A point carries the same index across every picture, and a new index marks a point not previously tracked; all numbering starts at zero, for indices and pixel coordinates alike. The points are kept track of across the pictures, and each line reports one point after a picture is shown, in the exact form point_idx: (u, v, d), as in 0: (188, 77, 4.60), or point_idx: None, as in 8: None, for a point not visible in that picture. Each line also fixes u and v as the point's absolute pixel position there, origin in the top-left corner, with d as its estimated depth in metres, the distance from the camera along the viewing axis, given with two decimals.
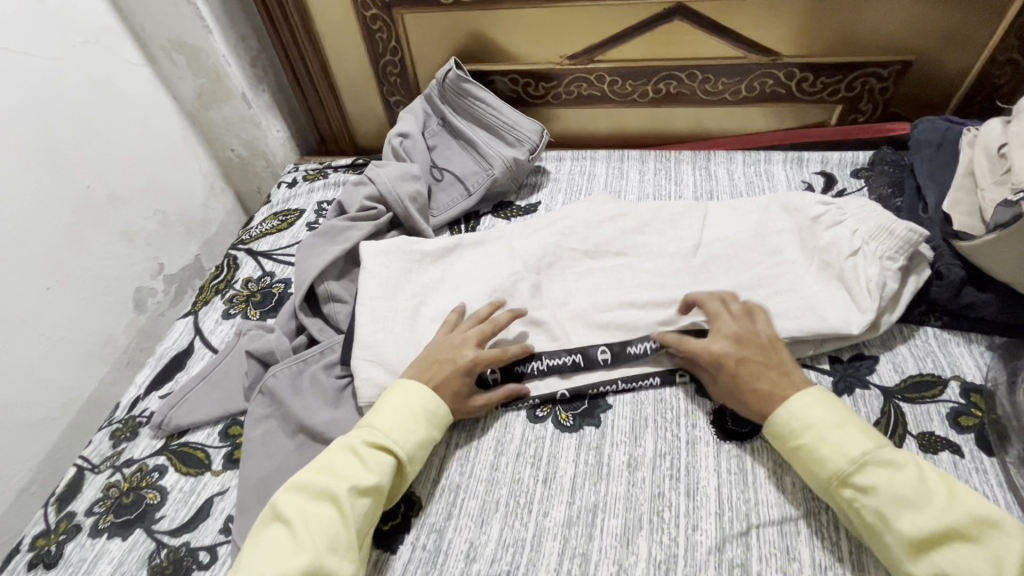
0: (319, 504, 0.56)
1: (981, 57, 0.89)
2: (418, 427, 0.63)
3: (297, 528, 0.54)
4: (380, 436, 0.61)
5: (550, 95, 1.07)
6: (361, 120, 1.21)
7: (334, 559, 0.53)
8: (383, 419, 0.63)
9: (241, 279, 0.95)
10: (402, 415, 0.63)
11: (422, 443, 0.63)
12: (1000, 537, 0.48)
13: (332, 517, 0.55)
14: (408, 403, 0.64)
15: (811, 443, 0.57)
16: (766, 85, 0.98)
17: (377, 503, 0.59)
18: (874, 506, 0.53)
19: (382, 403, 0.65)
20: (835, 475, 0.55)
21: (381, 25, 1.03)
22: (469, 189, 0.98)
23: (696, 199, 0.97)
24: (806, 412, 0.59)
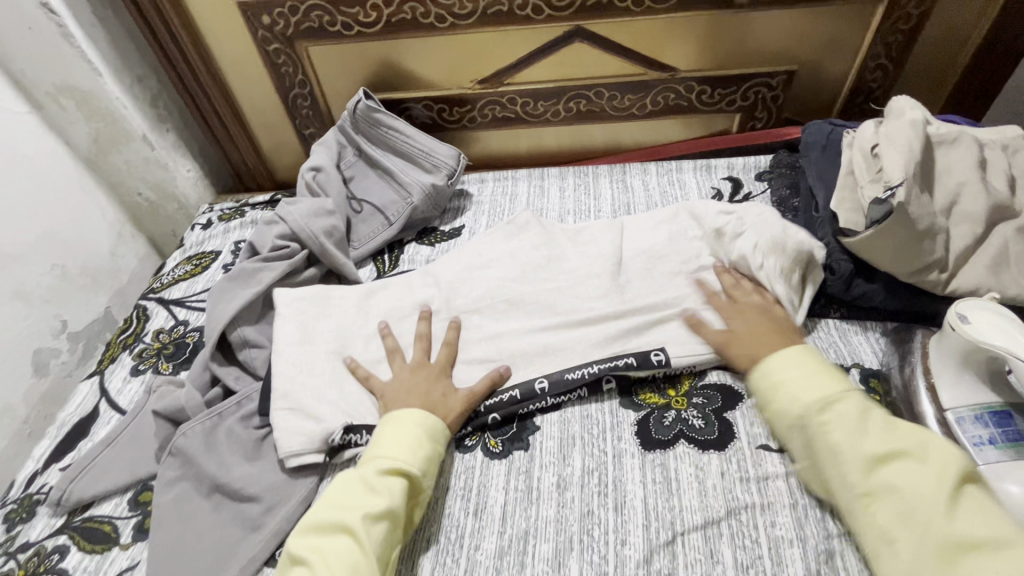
0: (334, 538, 0.56)
1: (854, 65, 0.97)
2: (420, 444, 0.63)
3: (315, 569, 0.53)
4: (388, 460, 0.61)
5: (466, 120, 1.08)
6: (277, 154, 1.19)
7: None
8: (385, 443, 0.63)
9: (152, 331, 0.90)
10: (405, 437, 0.63)
11: (430, 463, 0.63)
12: (943, 452, 0.53)
13: (352, 550, 0.54)
14: (404, 426, 0.64)
15: (788, 377, 0.62)
16: (669, 99, 1.03)
17: (397, 527, 0.58)
18: (837, 428, 0.57)
19: (382, 430, 0.65)
20: (805, 402, 0.59)
21: (285, 58, 1.01)
22: (390, 219, 0.97)
23: (614, 213, 0.99)
24: (805, 356, 0.64)
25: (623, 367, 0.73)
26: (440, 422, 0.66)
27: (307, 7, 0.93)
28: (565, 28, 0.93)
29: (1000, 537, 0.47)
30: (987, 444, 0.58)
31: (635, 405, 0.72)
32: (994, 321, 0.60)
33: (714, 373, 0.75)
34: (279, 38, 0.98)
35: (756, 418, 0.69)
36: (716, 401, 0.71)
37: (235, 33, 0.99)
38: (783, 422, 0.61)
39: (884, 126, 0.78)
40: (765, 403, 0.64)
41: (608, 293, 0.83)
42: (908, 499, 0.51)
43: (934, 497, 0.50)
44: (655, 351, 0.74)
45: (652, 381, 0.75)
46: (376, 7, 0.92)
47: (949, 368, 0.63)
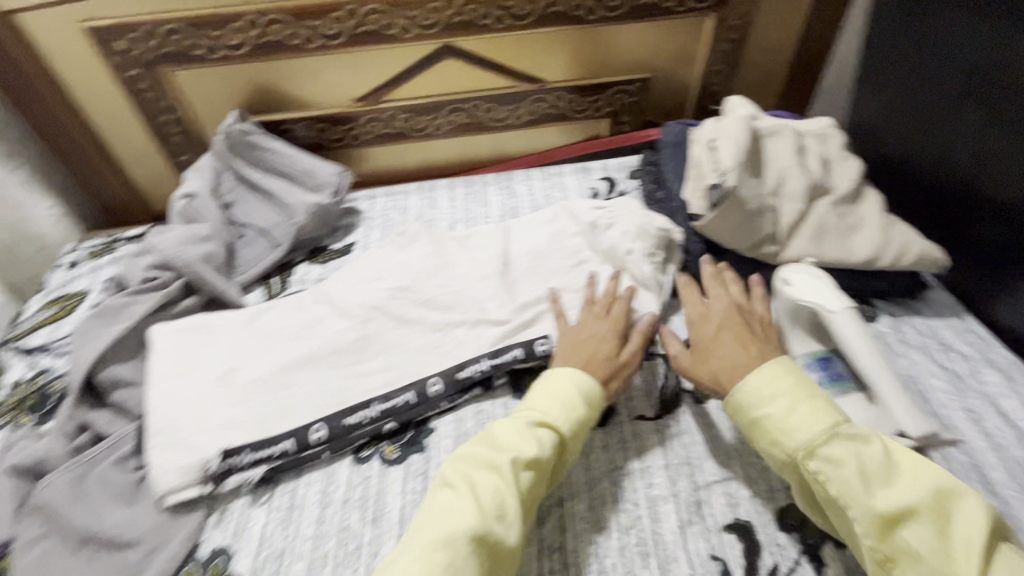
0: (482, 472, 0.57)
1: (697, 72, 1.09)
2: (575, 402, 0.64)
3: (465, 493, 0.55)
4: (539, 414, 0.63)
5: (349, 138, 1.08)
6: (152, 187, 1.12)
7: (501, 522, 0.54)
8: (543, 398, 0.65)
9: (9, 384, 0.82)
10: (558, 397, 0.65)
11: (580, 421, 0.64)
12: (959, 508, 0.46)
13: (501, 486, 0.55)
14: (568, 385, 0.66)
15: (769, 420, 0.56)
16: (542, 108, 1.10)
17: (541, 474, 0.60)
18: (830, 481, 0.51)
19: (547, 385, 0.67)
20: (792, 451, 0.54)
21: (147, 84, 0.96)
22: (275, 241, 0.95)
23: (502, 217, 1.04)
24: (774, 381, 0.57)
25: (511, 362, 0.77)
26: (592, 386, 0.67)
27: (164, 30, 0.90)
28: (435, 46, 0.97)
29: None
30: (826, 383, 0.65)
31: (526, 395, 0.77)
32: (811, 282, 0.69)
33: None
34: (137, 64, 0.94)
35: (634, 393, 0.75)
36: None
37: (87, 60, 0.93)
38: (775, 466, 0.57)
39: (720, 122, 0.89)
40: (754, 434, 0.58)
41: (496, 293, 0.87)
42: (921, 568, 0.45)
43: (954, 568, 0.44)
44: (540, 339, 0.79)
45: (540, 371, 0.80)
46: (239, 29, 0.91)
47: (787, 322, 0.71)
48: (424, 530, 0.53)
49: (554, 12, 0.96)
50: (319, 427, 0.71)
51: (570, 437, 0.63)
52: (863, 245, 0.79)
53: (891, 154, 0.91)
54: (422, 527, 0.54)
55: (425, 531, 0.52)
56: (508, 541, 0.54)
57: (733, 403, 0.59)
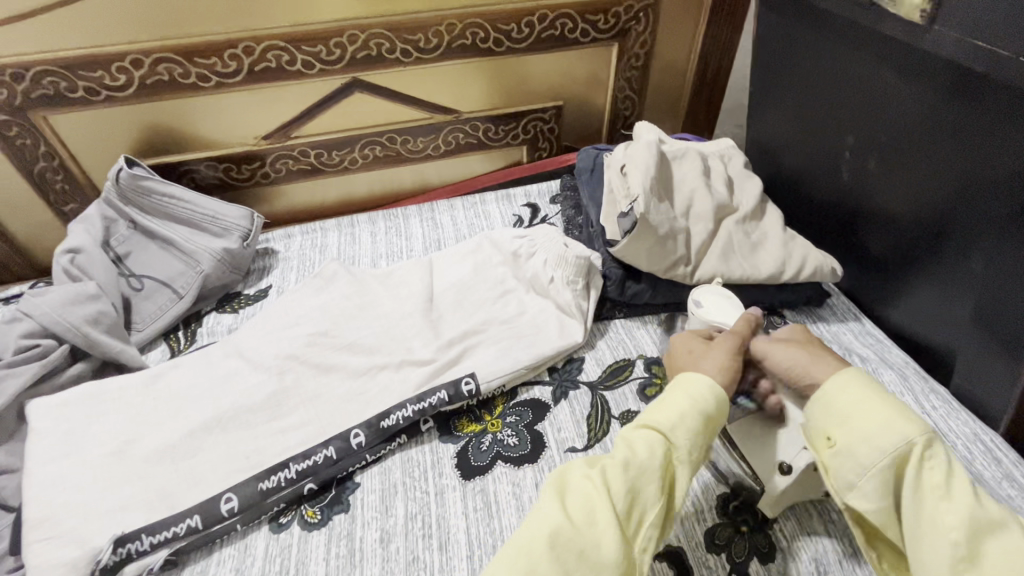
0: (579, 482, 0.51)
1: (608, 98, 1.12)
2: (683, 397, 0.55)
3: (556, 501, 0.50)
4: (651, 418, 0.54)
5: (258, 176, 1.03)
6: (32, 238, 1.01)
7: (588, 536, 0.47)
8: (654, 402, 0.57)
9: None
10: (678, 394, 0.55)
11: (692, 418, 0.53)
12: None
13: (591, 493, 0.49)
14: (675, 385, 0.57)
15: (869, 408, 0.49)
16: (460, 138, 1.09)
17: (647, 484, 0.50)
18: (938, 480, 0.46)
19: (667, 388, 0.57)
20: (903, 441, 0.47)
21: (19, 130, 0.88)
22: (179, 292, 0.88)
23: (425, 250, 1.02)
24: (872, 385, 0.52)
25: (436, 405, 0.75)
26: (714, 398, 0.55)
27: (33, 72, 0.82)
28: (342, 80, 0.94)
29: None
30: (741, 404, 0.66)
31: (455, 437, 0.74)
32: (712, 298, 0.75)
33: (525, 390, 0.80)
34: (5, 109, 0.85)
35: (563, 424, 0.75)
36: (528, 415, 0.76)
37: None
38: (858, 462, 0.48)
39: (629, 148, 0.92)
40: (837, 432, 0.50)
41: (421, 331, 0.85)
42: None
43: None
44: (466, 378, 0.77)
45: (469, 410, 0.78)
46: (123, 70, 0.85)
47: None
48: (516, 543, 0.48)
49: (462, 44, 0.96)
50: (230, 496, 0.65)
51: (680, 439, 0.53)
52: (767, 261, 0.84)
53: (787, 170, 0.97)
54: (516, 541, 0.48)
55: (513, 543, 0.48)
56: (604, 560, 0.46)
57: (827, 391, 0.52)
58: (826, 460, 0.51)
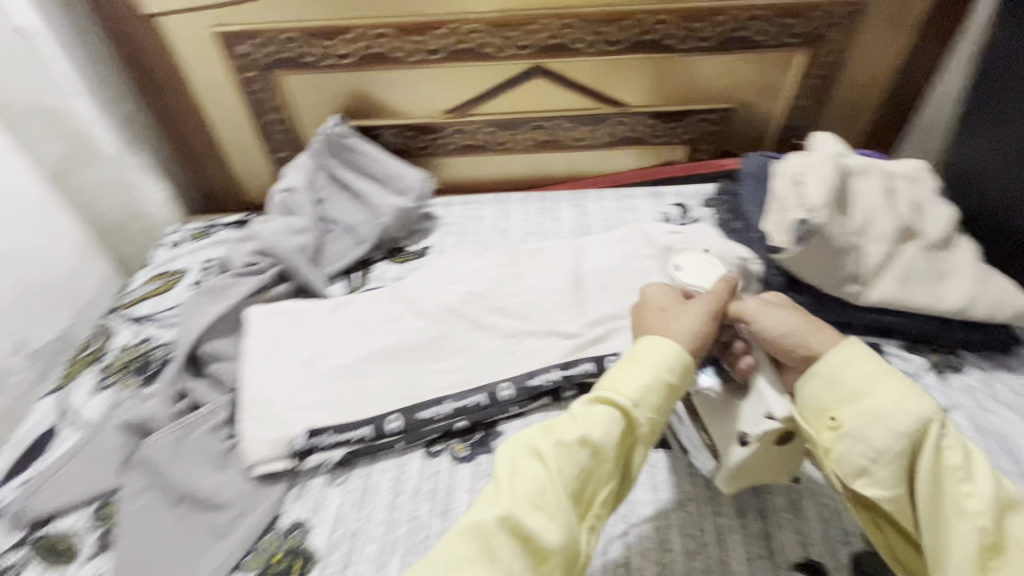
0: (530, 460, 0.51)
1: (782, 105, 1.09)
2: (646, 372, 0.54)
3: (509, 483, 0.50)
4: (610, 391, 0.54)
5: (433, 146, 1.14)
6: (248, 177, 1.20)
7: (539, 518, 0.47)
8: (607, 376, 0.56)
9: (117, 346, 0.91)
10: (636, 368, 0.54)
11: (656, 394, 0.53)
12: None
13: (542, 475, 0.49)
14: (636, 359, 0.55)
15: (875, 389, 0.51)
16: (621, 131, 1.12)
17: (595, 460, 0.51)
18: (955, 462, 0.48)
19: (627, 360, 0.56)
20: (923, 422, 0.49)
21: (260, 85, 1.05)
22: (360, 238, 1.01)
23: (574, 234, 1.06)
24: (871, 368, 0.52)
25: (581, 376, 0.80)
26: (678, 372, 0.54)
27: (281, 38, 0.98)
28: (526, 66, 1.01)
29: None
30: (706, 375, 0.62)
31: None
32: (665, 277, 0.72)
33: None
34: (254, 66, 1.02)
35: None
36: None
37: (210, 59, 1.02)
38: (870, 445, 0.50)
39: (806, 158, 0.86)
40: (845, 409, 0.52)
41: (568, 307, 0.89)
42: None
43: None
44: (610, 355, 0.82)
45: None
46: (348, 41, 0.98)
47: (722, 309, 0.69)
48: (468, 518, 0.49)
49: (644, 40, 0.99)
50: (395, 417, 0.74)
51: (641, 415, 0.53)
52: (955, 293, 0.79)
53: (988, 202, 0.89)
54: (469, 516, 0.49)
55: (465, 518, 0.49)
56: (549, 542, 0.47)
57: (835, 368, 0.53)
58: (832, 440, 0.53)
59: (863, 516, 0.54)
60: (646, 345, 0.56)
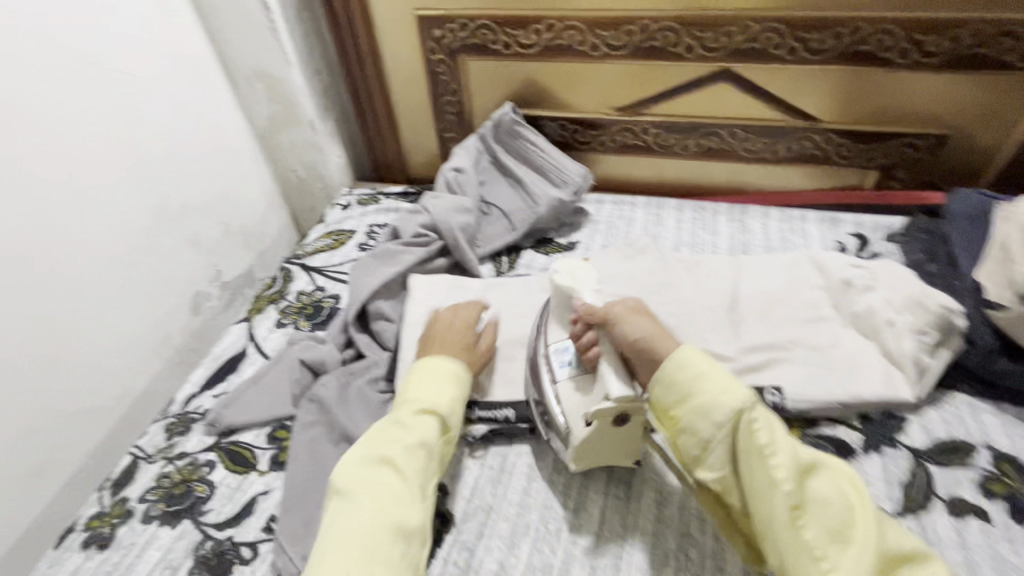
0: (372, 471, 0.58)
1: (1014, 137, 0.93)
2: (448, 387, 0.67)
3: (366, 494, 0.56)
4: (425, 403, 0.65)
5: (595, 142, 1.13)
6: (414, 152, 1.29)
7: (397, 510, 0.56)
8: (413, 388, 0.67)
9: (294, 291, 1.01)
10: (440, 384, 0.67)
11: (460, 406, 0.67)
12: (841, 468, 0.55)
13: (392, 484, 0.57)
14: (440, 373, 0.68)
15: (707, 383, 0.59)
16: (804, 147, 1.03)
17: (432, 461, 0.62)
18: (763, 438, 0.55)
19: (430, 371, 0.68)
20: (733, 410, 0.57)
21: (444, 68, 1.11)
22: (514, 225, 1.03)
23: (731, 252, 1.00)
24: (698, 373, 0.60)
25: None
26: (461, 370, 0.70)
27: (475, 25, 1.03)
28: (714, 68, 0.96)
29: (914, 550, 0.50)
30: (568, 364, 0.71)
31: None
32: (580, 270, 0.77)
33: (826, 427, 0.76)
34: (444, 50, 1.08)
35: (871, 478, 0.69)
36: (826, 451, 0.73)
37: (407, 40, 1.10)
38: (701, 434, 0.58)
39: None
40: (683, 411, 0.60)
41: (722, 328, 0.85)
42: (831, 513, 0.51)
43: (858, 513, 0.51)
44: (770, 389, 0.77)
45: None
46: (537, 31, 1.00)
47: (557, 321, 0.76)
48: (352, 521, 0.54)
49: (857, 50, 0.89)
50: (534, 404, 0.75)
51: (450, 420, 0.65)
52: None
53: None
54: (350, 520, 0.54)
55: (344, 518, 0.55)
56: (412, 523, 0.56)
57: (669, 372, 0.62)
58: (676, 433, 0.61)
59: (701, 493, 0.61)
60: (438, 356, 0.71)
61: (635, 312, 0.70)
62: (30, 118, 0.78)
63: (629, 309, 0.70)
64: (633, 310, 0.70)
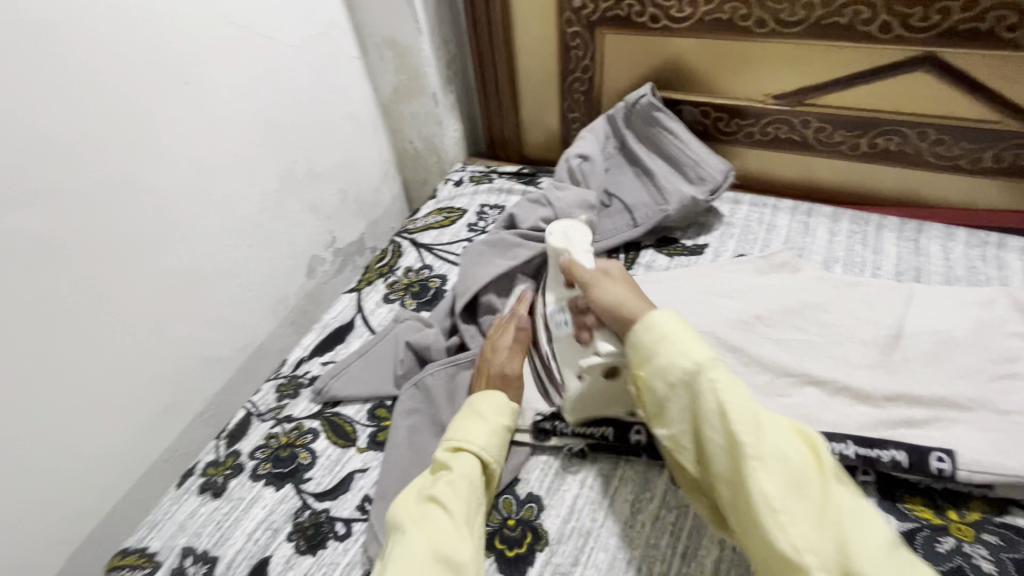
0: (423, 509, 0.57)
1: None
2: (487, 420, 0.65)
3: (412, 530, 0.54)
4: (463, 439, 0.63)
5: (741, 133, 0.99)
6: (533, 130, 1.22)
7: (451, 542, 0.53)
8: (453, 429, 0.66)
9: (403, 266, 1.00)
10: (476, 418, 0.65)
11: (500, 437, 0.65)
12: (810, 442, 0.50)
13: (439, 515, 0.55)
14: (475, 410, 0.66)
15: (678, 337, 0.58)
16: (1021, 157, 0.82)
17: (476, 494, 0.59)
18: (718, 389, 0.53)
19: (467, 413, 0.66)
20: (700, 363, 0.55)
21: (579, 41, 1.03)
22: (637, 220, 0.94)
23: (898, 277, 0.84)
24: (673, 329, 0.59)
25: (886, 464, 0.63)
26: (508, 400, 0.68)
27: None
28: (913, 54, 0.79)
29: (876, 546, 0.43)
30: (562, 322, 0.71)
31: (899, 512, 0.62)
32: (573, 231, 0.77)
33: (1020, 517, 0.60)
34: (582, 22, 1.00)
35: None
36: (1019, 550, 0.57)
37: (542, 10, 1.03)
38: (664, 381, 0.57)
39: None
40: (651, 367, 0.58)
41: (883, 367, 0.71)
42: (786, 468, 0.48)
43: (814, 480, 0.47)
44: (938, 453, 0.62)
45: (925, 492, 0.64)
46: (693, 3, 0.89)
47: (551, 284, 0.76)
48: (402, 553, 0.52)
49: None
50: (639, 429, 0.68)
51: (492, 455, 0.63)
52: None
53: None
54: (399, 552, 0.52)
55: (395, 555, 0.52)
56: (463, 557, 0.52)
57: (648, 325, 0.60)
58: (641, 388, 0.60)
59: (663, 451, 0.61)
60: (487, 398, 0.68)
61: (611, 278, 0.68)
62: (185, 79, 0.82)
63: (601, 275, 0.69)
64: (609, 274, 0.68)
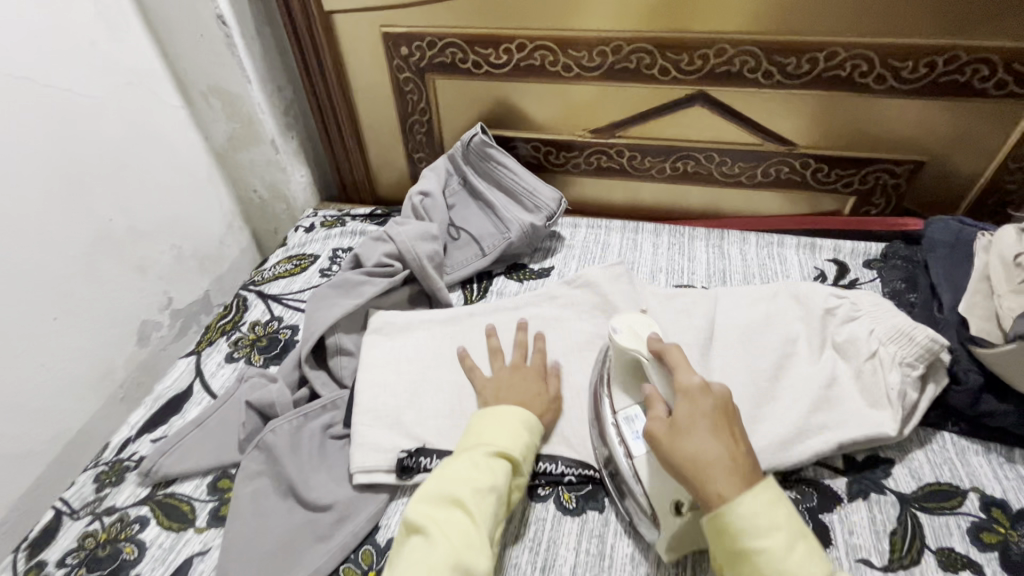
0: (449, 512, 0.56)
1: (992, 163, 0.91)
2: (523, 433, 0.65)
3: (435, 537, 0.54)
4: (502, 446, 0.62)
5: (570, 164, 1.09)
6: (383, 171, 1.24)
7: (475, 555, 0.53)
8: (484, 432, 0.63)
9: (249, 321, 0.94)
10: (513, 427, 0.64)
11: (531, 451, 0.65)
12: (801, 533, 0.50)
13: (467, 524, 0.55)
14: (508, 416, 0.65)
15: (700, 438, 0.56)
16: (782, 171, 1.00)
17: (501, 505, 0.59)
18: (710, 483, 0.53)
19: (495, 415, 0.65)
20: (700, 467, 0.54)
21: (412, 86, 1.07)
22: (484, 250, 0.98)
23: (709, 279, 0.96)
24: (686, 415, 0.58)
25: None
26: (540, 421, 0.67)
27: (443, 44, 1.00)
28: (688, 91, 0.94)
29: None
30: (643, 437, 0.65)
31: None
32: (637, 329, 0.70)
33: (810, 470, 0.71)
34: (412, 68, 1.05)
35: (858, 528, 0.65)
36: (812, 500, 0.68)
37: (373, 58, 1.06)
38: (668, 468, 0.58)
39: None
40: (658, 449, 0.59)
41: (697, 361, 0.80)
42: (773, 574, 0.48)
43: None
44: None
45: None
46: (507, 51, 0.97)
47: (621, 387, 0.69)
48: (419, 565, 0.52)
49: (832, 75, 0.88)
50: None
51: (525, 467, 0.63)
52: None
53: None
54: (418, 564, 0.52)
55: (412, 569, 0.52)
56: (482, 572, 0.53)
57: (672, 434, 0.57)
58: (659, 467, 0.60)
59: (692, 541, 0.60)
60: (517, 409, 0.67)
61: (706, 418, 0.57)
62: None
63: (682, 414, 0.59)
64: (687, 418, 0.57)
